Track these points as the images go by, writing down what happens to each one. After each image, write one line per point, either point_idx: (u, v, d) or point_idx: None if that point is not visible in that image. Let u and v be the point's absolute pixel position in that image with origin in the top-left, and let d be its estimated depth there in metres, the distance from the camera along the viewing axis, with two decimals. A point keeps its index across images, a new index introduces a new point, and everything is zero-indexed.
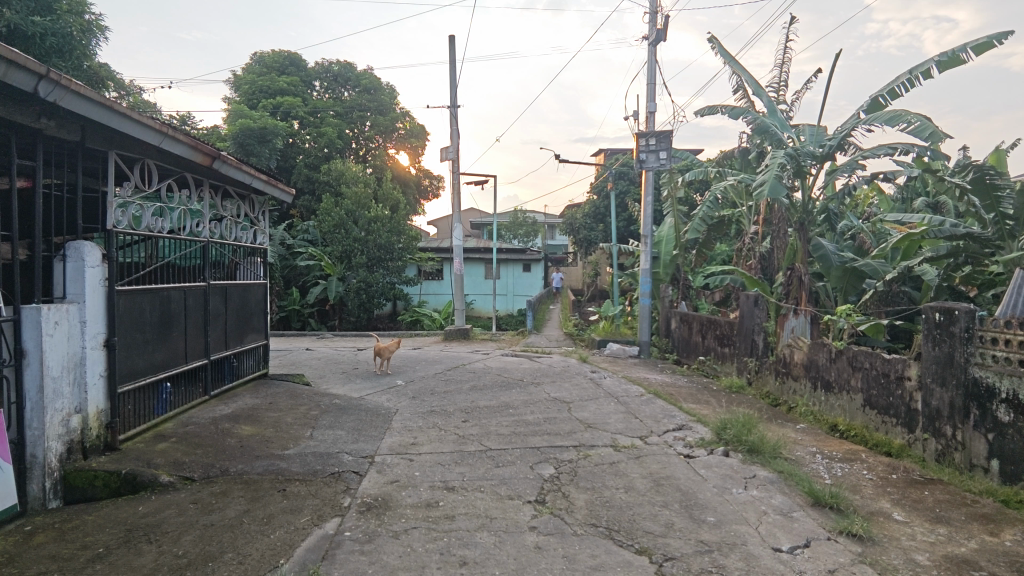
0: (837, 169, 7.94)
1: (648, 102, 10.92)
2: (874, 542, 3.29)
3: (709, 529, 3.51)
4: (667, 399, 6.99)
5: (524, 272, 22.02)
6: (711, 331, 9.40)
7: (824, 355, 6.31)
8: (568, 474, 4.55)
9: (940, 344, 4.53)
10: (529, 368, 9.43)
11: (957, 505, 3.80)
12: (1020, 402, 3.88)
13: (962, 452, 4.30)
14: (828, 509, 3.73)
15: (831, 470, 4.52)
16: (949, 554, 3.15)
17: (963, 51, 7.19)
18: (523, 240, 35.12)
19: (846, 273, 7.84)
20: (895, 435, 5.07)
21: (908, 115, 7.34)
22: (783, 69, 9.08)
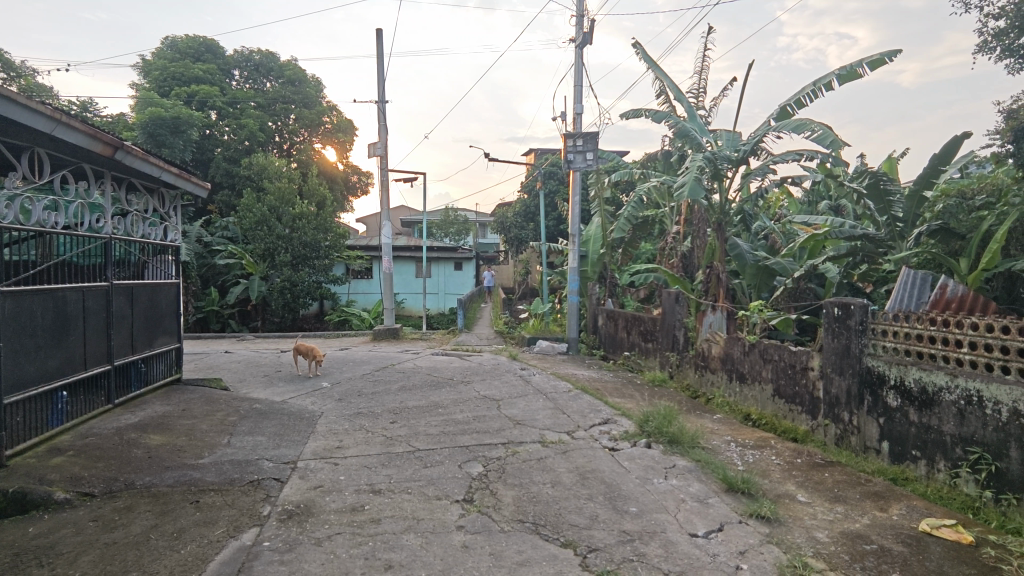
0: (751, 172, 8.40)
1: (575, 104, 11.13)
2: (781, 523, 3.51)
3: (631, 519, 3.62)
4: (593, 394, 7.16)
5: (455, 270, 21.91)
6: (636, 327, 9.73)
7: (739, 348, 6.68)
8: (496, 472, 4.57)
9: (838, 336, 4.91)
10: (459, 366, 9.40)
11: (853, 484, 4.12)
12: (906, 389, 4.25)
13: (858, 436, 4.68)
14: (740, 494, 3.95)
15: (743, 457, 4.78)
16: (845, 530, 3.41)
17: (859, 65, 7.79)
18: (455, 239, 34.94)
19: (759, 271, 8.30)
20: (800, 422, 5.45)
21: (813, 124, 7.87)
22: (701, 76, 9.49)
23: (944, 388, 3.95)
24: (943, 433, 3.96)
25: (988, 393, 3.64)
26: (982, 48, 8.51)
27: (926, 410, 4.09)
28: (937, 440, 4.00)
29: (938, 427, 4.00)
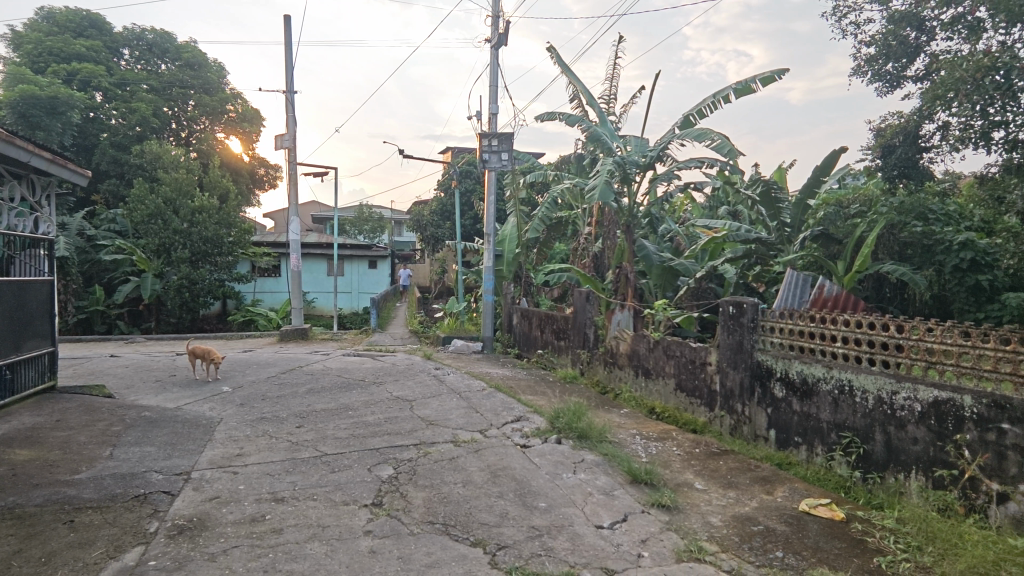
0: (657, 177, 8.80)
1: (491, 104, 11.18)
2: (679, 510, 3.70)
3: (540, 514, 3.68)
4: (507, 392, 7.23)
5: (369, 269, 21.33)
6: (549, 326, 9.92)
7: (644, 345, 7.01)
8: (407, 474, 4.49)
9: (733, 332, 5.25)
10: (372, 367, 9.16)
11: (744, 470, 4.42)
12: (790, 381, 4.62)
13: (749, 425, 5.04)
14: (643, 485, 4.13)
15: (647, 449, 5.00)
16: (737, 513, 3.65)
17: (753, 81, 8.39)
18: (369, 236, 34.07)
19: (664, 272, 8.70)
20: (699, 414, 5.79)
21: (712, 133, 8.37)
22: (612, 83, 9.82)
23: (821, 379, 4.33)
24: (821, 420, 4.34)
25: (858, 383, 4.02)
26: (856, 72, 9.42)
27: (806, 400, 4.46)
28: (816, 427, 4.38)
29: (816, 415, 4.38)
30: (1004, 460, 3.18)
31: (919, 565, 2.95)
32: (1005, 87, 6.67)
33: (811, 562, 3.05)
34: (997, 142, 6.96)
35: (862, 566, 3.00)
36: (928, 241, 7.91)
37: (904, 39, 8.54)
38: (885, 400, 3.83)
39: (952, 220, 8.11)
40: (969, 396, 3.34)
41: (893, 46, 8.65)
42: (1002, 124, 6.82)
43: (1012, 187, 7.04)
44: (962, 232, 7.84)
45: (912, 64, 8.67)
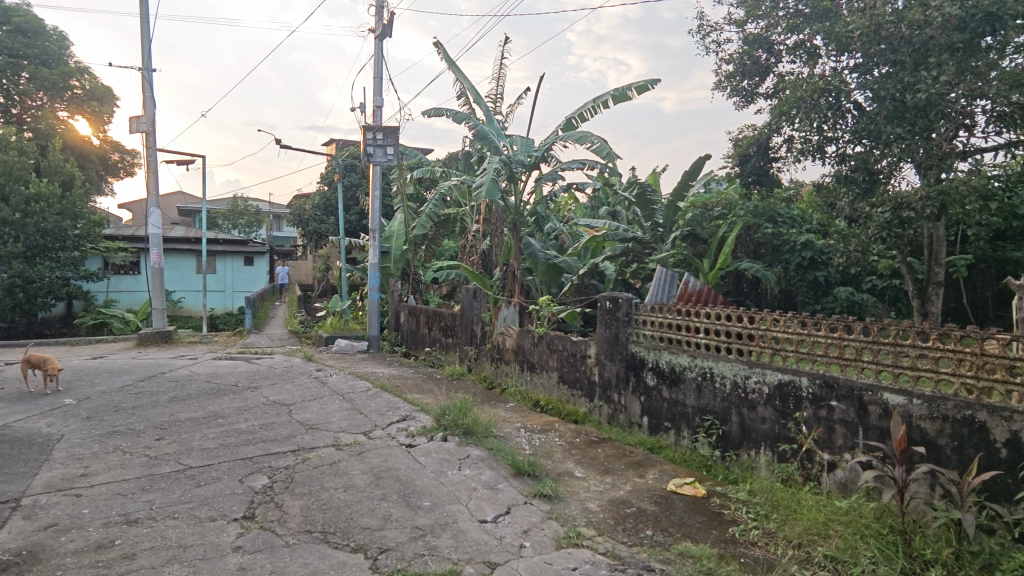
0: (542, 177, 9.05)
1: (375, 96, 10.85)
2: (559, 498, 3.84)
3: (424, 514, 3.65)
4: (392, 391, 7.07)
5: (244, 265, 19.89)
6: (436, 323, 9.87)
7: (529, 340, 7.22)
8: (283, 482, 4.24)
9: (609, 326, 5.53)
10: (246, 371, 8.55)
11: (620, 456, 4.69)
12: (660, 370, 4.96)
13: (625, 413, 5.35)
14: (526, 477, 4.23)
15: (531, 441, 5.14)
16: (612, 497, 3.86)
17: (629, 89, 8.88)
18: (244, 231, 31.75)
19: (550, 269, 8.69)
20: (580, 405, 6.04)
21: (592, 136, 8.75)
22: (498, 83, 9.93)
23: (686, 368, 4.69)
24: (686, 405, 4.70)
25: (718, 370, 4.40)
26: (717, 87, 10.33)
27: (673, 387, 4.82)
28: (682, 412, 4.73)
29: (683, 401, 4.73)
30: (833, 432, 3.61)
31: (766, 531, 3.29)
32: (836, 107, 7.66)
33: (676, 537, 3.29)
34: (830, 155, 7.97)
35: (719, 537, 3.29)
36: (777, 242, 9.03)
37: (757, 59, 9.50)
38: (739, 384, 4.23)
39: (796, 223, 9.35)
40: (806, 377, 3.76)
41: (748, 65, 9.60)
42: (833, 139, 7.80)
43: (841, 196, 8.11)
44: (803, 234, 9.05)
45: (763, 83, 9.67)
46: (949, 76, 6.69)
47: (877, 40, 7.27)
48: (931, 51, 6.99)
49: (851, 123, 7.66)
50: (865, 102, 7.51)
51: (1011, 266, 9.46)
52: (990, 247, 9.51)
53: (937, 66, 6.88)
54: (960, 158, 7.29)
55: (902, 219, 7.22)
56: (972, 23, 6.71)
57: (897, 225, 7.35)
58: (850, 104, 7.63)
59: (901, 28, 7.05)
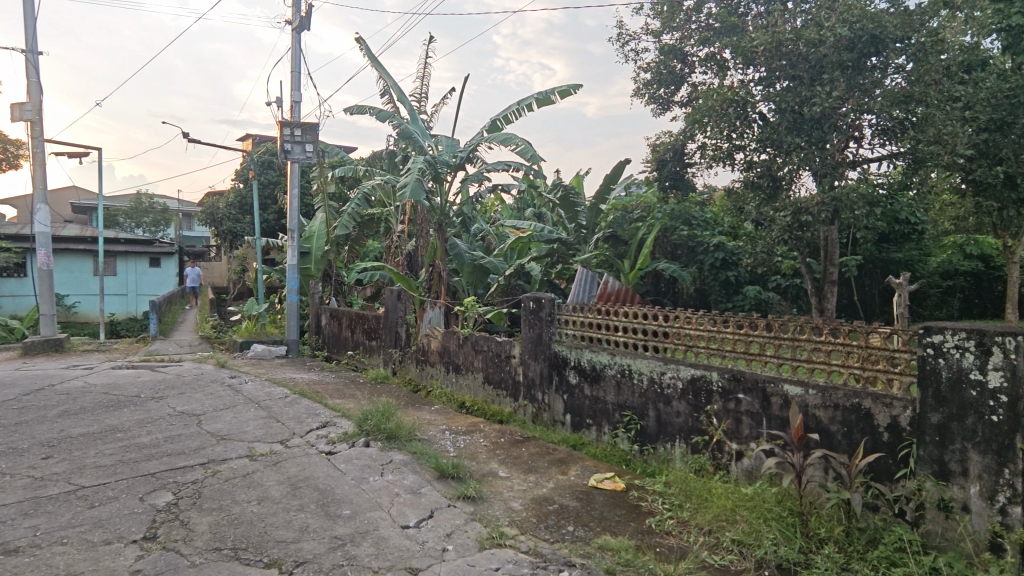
0: (468, 178, 9.01)
1: (293, 91, 10.43)
2: (483, 499, 3.85)
3: (343, 523, 3.53)
4: (312, 397, 6.82)
5: (150, 267, 18.55)
6: (359, 325, 9.60)
7: (454, 341, 7.15)
8: (190, 498, 3.97)
9: (533, 326, 5.60)
10: (150, 380, 7.96)
11: (544, 454, 4.76)
12: (582, 368, 5.07)
13: (549, 412, 5.44)
14: (450, 479, 4.20)
15: (455, 443, 5.12)
16: (535, 495, 3.90)
17: (552, 93, 9.04)
18: (149, 231, 29.61)
19: (476, 270, 8.66)
20: (505, 405, 6.08)
21: (517, 138, 8.82)
22: (423, 82, 9.80)
23: (607, 365, 4.82)
24: (607, 402, 4.83)
25: (636, 367, 4.56)
26: (635, 94, 10.72)
27: (595, 385, 4.94)
28: (603, 409, 4.86)
29: (603, 397, 4.86)
30: (740, 423, 3.82)
31: (680, 520, 3.44)
32: (744, 117, 8.13)
33: (596, 531, 3.37)
34: (738, 162, 8.47)
35: (637, 528, 3.40)
36: (692, 244, 9.48)
37: (672, 69, 9.93)
38: (656, 380, 4.40)
39: (709, 226, 9.82)
40: (715, 372, 3.96)
41: (664, 74, 10.01)
42: (741, 146, 8.30)
43: (749, 200, 8.64)
44: (716, 236, 9.57)
45: (678, 91, 10.12)
46: (840, 91, 7.35)
47: (778, 55, 7.78)
48: (825, 68, 7.55)
49: (756, 132, 8.17)
50: (768, 112, 8.02)
51: (894, 266, 10.45)
52: (877, 249, 10.47)
53: (830, 82, 7.50)
54: (850, 167, 7.97)
55: (801, 222, 7.88)
56: (860, 43, 7.35)
57: (797, 228, 8.00)
58: (756, 114, 8.12)
59: (799, 45, 7.58)
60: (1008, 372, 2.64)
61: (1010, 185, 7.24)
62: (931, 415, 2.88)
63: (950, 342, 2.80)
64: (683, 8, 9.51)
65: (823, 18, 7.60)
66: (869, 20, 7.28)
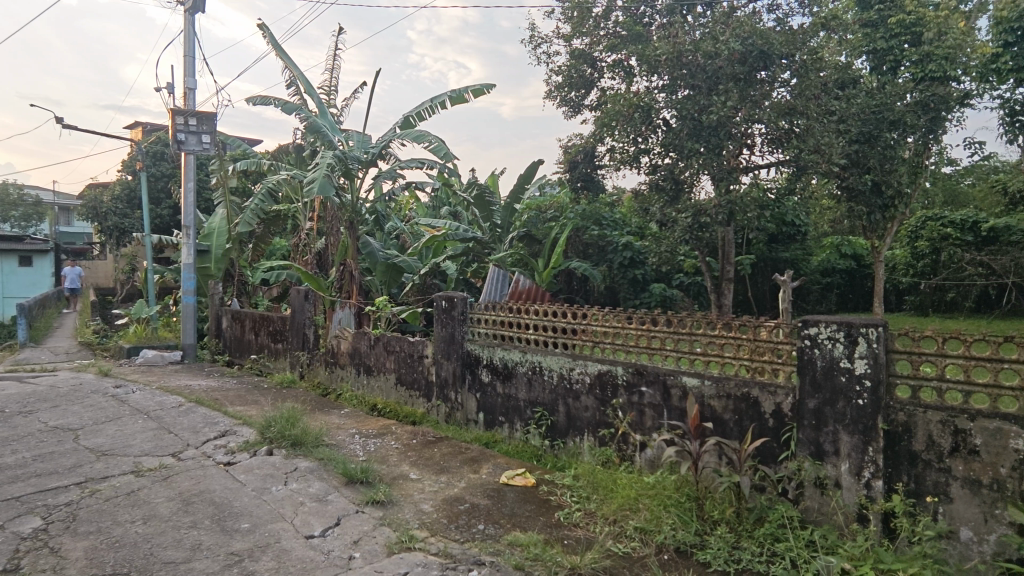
0: (380, 174, 8.78)
1: (186, 77, 9.71)
2: (392, 503, 3.77)
3: (241, 537, 3.33)
4: (210, 405, 6.38)
5: (20, 266, 16.69)
6: (264, 327, 9.12)
7: (365, 342, 6.94)
8: (63, 522, 3.59)
9: (445, 325, 5.55)
10: (18, 392, 7.12)
11: (456, 454, 4.74)
12: (494, 367, 5.10)
13: (462, 411, 5.43)
14: (358, 484, 4.07)
15: (365, 447, 4.99)
16: (447, 496, 3.88)
17: (465, 92, 9.01)
18: (19, 226, 26.57)
19: (389, 269, 8.37)
20: (418, 405, 6.00)
21: (430, 136, 8.72)
22: (331, 74, 9.44)
23: (518, 363, 4.87)
24: (518, 399, 4.89)
25: (546, 364, 4.65)
26: (547, 96, 10.92)
27: (506, 382, 4.98)
28: (515, 406, 4.92)
29: (515, 395, 4.92)
30: (643, 415, 3.99)
31: (587, 512, 3.55)
32: (648, 121, 8.49)
33: (506, 528, 3.40)
34: (644, 165, 8.89)
35: (546, 522, 3.47)
36: (602, 243, 9.83)
37: (583, 73, 10.21)
38: (565, 376, 4.50)
39: (618, 226, 10.13)
40: (620, 367, 4.12)
41: (575, 77, 10.27)
42: (646, 150, 8.72)
43: (653, 202, 9.09)
44: (624, 236, 9.94)
45: (588, 95, 10.42)
46: (734, 102, 7.85)
47: (679, 65, 8.20)
48: (720, 79, 8.04)
49: (660, 137, 8.58)
50: (671, 118, 8.43)
51: (782, 264, 11.35)
52: (767, 249, 11.38)
53: (725, 92, 7.98)
54: (744, 173, 8.57)
55: (700, 223, 8.38)
56: (750, 57, 7.85)
57: (697, 229, 8.49)
58: (660, 120, 8.51)
59: (697, 56, 8.03)
60: (871, 359, 2.93)
61: (877, 192, 8.28)
62: (809, 401, 3.15)
63: (823, 333, 3.06)
64: (593, 14, 9.81)
65: (718, 32, 8.09)
66: (759, 36, 7.81)
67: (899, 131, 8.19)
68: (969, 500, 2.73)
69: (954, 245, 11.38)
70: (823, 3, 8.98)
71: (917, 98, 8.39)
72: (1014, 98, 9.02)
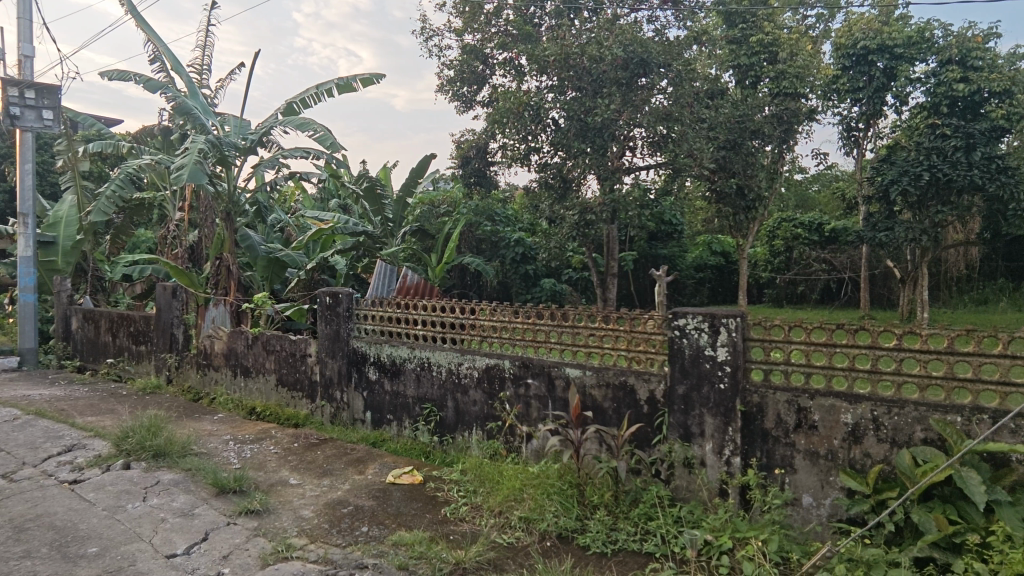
0: (260, 163, 8.23)
1: (21, 43, 8.47)
2: (269, 512, 3.55)
3: (88, 564, 2.98)
4: (54, 417, 5.64)
5: None
6: (123, 328, 8.21)
7: (242, 342, 6.47)
8: None
9: (330, 323, 5.33)
10: None
11: (341, 455, 4.56)
12: (382, 364, 4.97)
13: (348, 411, 5.24)
14: (231, 494, 3.79)
15: (240, 454, 4.66)
16: (329, 500, 3.72)
17: (354, 81, 8.68)
18: None
19: (271, 263, 7.78)
20: (301, 407, 5.70)
21: (315, 124, 8.29)
22: (203, 51, 8.69)
23: (406, 359, 4.78)
24: (407, 396, 4.80)
25: (434, 359, 4.60)
26: (439, 90, 10.82)
27: (394, 379, 4.88)
28: (403, 403, 4.83)
29: (403, 392, 4.82)
30: (529, 407, 4.08)
31: (473, 505, 3.56)
32: (537, 120, 8.65)
33: (391, 528, 3.32)
34: (534, 163, 9.11)
35: (432, 519, 3.44)
36: (495, 239, 9.96)
37: (474, 69, 10.22)
38: (453, 371, 4.49)
39: (510, 222, 10.38)
40: (507, 360, 4.18)
41: (467, 73, 10.25)
42: (536, 148, 8.95)
43: (543, 200, 9.32)
44: (516, 232, 10.13)
45: (480, 91, 10.45)
46: (616, 105, 8.22)
47: (566, 67, 8.47)
48: (604, 83, 8.38)
49: (549, 136, 8.81)
50: (559, 118, 8.67)
51: (661, 261, 12.14)
52: (648, 246, 12.12)
53: (609, 95, 8.33)
54: (626, 173, 9.03)
55: (586, 220, 8.72)
56: (632, 64, 8.24)
57: (583, 226, 8.82)
58: (550, 119, 8.70)
59: (583, 60, 8.33)
60: (731, 347, 3.20)
61: (740, 194, 9.09)
62: (678, 387, 3.38)
63: (691, 324, 3.30)
64: (484, 11, 9.84)
65: (602, 38, 8.42)
66: (639, 45, 8.21)
67: (759, 139, 9.02)
68: (810, 470, 3.06)
69: (803, 244, 12.78)
70: (695, 19, 9.66)
71: (775, 111, 9.30)
72: (850, 116, 10.27)
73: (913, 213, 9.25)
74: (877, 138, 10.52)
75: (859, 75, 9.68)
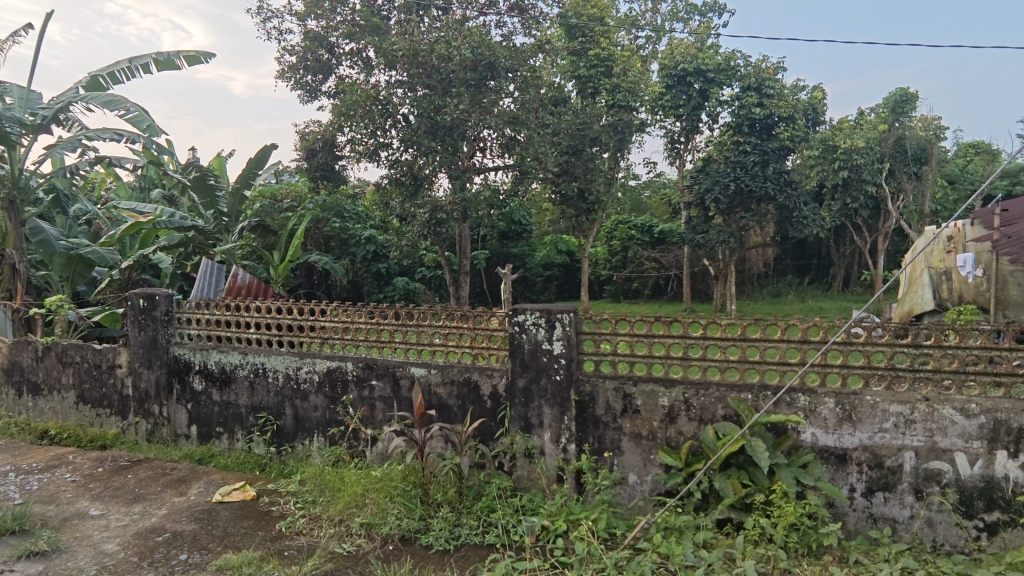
0: (57, 144, 7.04)
1: None
2: (61, 551, 3.06)
3: None
4: None
5: None
6: None
7: (29, 355, 5.48)
8: None
9: (144, 329, 4.72)
10: None
11: (158, 477, 4.06)
12: (208, 372, 4.51)
13: (168, 426, 4.68)
14: (8, 536, 3.20)
15: (24, 487, 3.95)
16: (140, 529, 3.29)
17: (177, 57, 7.77)
18: None
19: (72, 261, 6.60)
20: (110, 426, 4.99)
21: (128, 103, 7.28)
22: None
23: (238, 366, 4.39)
24: (238, 406, 4.42)
25: (270, 364, 4.28)
26: (280, 76, 10.12)
27: (224, 388, 4.46)
28: (235, 414, 4.43)
29: (234, 401, 4.43)
30: (374, 409, 3.97)
31: (311, 517, 3.38)
32: (387, 114, 8.45)
33: (215, 552, 3.03)
34: (383, 159, 8.87)
35: (264, 537, 3.20)
36: (344, 236, 9.57)
37: (318, 57, 9.72)
38: (291, 376, 4.21)
39: (361, 219, 10.04)
40: (350, 362, 4.01)
41: (310, 61, 9.74)
42: (385, 144, 8.72)
43: (393, 197, 9.15)
44: (367, 229, 9.83)
45: (325, 81, 9.95)
46: (465, 106, 8.24)
47: (415, 64, 8.36)
48: (453, 82, 8.34)
49: (399, 132, 8.66)
50: (410, 115, 8.56)
51: (511, 259, 12.56)
52: (499, 244, 12.49)
53: (457, 95, 8.30)
54: (477, 173, 9.19)
55: (437, 219, 8.74)
56: (480, 66, 8.26)
57: (435, 224, 8.85)
58: (400, 115, 8.55)
59: (431, 58, 8.25)
60: (565, 340, 3.39)
61: (582, 197, 9.94)
62: (519, 380, 3.51)
63: (529, 320, 3.45)
64: None
65: (452, 38, 8.42)
66: (486, 48, 8.27)
67: (597, 146, 9.68)
68: (634, 450, 3.35)
69: (637, 244, 13.96)
70: (540, 28, 10.08)
71: (612, 121, 9.98)
72: (673, 130, 11.46)
73: (723, 218, 10.57)
74: (695, 151, 11.85)
75: (680, 94, 10.84)
